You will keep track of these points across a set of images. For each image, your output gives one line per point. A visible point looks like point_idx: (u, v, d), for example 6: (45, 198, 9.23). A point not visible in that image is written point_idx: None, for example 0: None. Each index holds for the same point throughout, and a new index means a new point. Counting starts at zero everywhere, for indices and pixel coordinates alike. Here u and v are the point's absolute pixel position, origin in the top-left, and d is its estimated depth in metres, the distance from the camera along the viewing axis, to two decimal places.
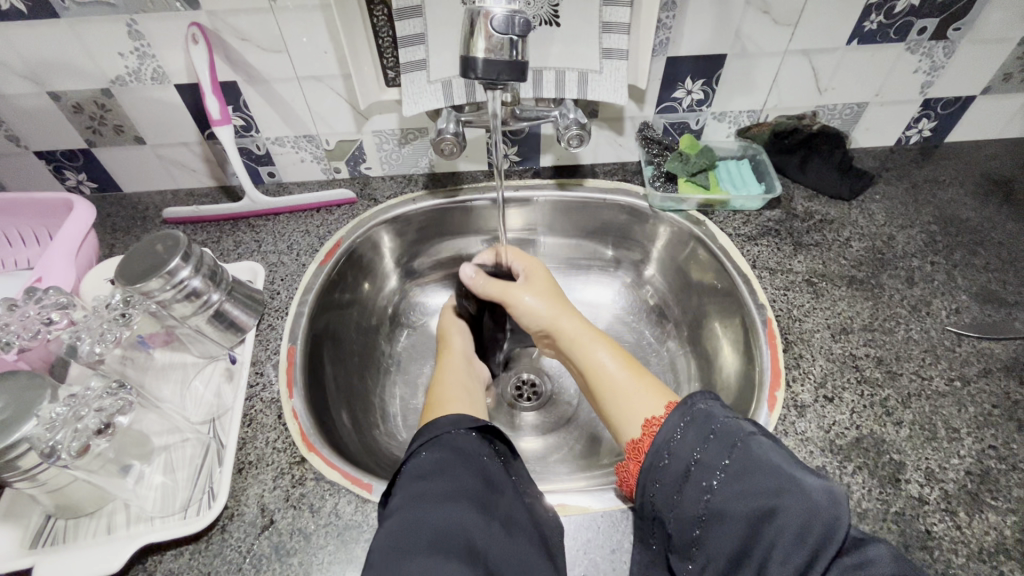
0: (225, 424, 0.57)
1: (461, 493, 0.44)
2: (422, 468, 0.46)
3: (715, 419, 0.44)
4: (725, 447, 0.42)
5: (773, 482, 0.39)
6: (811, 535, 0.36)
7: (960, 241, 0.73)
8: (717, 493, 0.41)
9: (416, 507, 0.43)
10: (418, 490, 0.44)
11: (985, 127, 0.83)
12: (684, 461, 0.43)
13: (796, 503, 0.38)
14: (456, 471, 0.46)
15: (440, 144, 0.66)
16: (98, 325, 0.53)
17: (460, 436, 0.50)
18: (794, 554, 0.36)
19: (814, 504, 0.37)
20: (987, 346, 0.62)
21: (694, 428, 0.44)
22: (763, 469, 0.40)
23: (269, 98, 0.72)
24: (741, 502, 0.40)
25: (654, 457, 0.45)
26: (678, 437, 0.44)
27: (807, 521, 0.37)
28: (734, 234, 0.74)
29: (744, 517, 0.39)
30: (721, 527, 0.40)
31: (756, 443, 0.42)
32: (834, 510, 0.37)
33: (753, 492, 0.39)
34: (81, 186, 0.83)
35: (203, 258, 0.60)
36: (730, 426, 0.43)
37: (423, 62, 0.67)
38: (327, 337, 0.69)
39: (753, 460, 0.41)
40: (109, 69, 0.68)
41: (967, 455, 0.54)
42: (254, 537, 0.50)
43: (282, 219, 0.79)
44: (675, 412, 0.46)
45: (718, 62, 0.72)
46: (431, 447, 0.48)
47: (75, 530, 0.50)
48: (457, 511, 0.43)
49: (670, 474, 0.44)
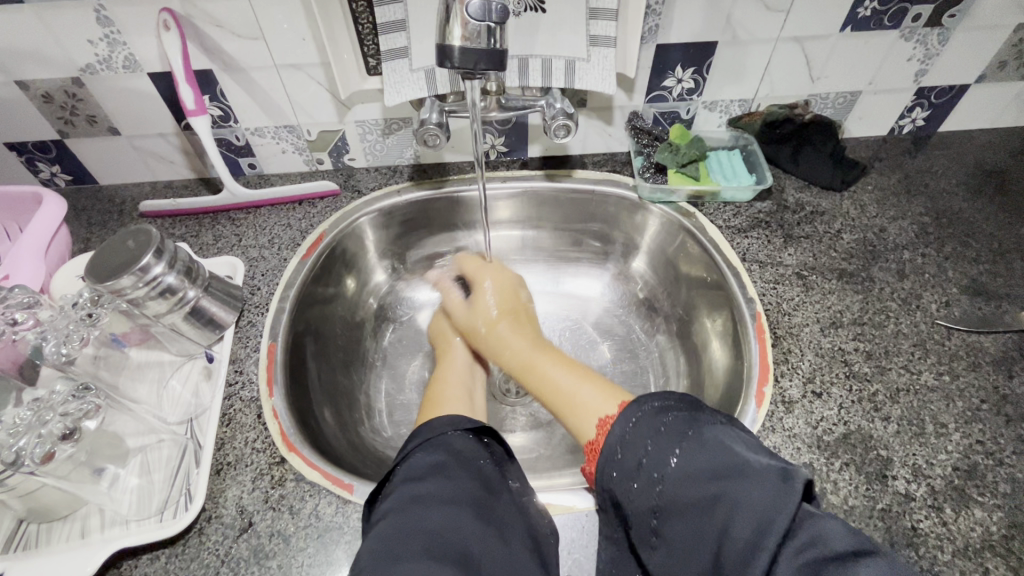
0: (203, 424, 0.56)
1: (459, 497, 0.43)
2: (418, 469, 0.45)
3: (667, 413, 0.42)
4: (676, 436, 0.40)
5: (720, 468, 0.37)
6: (750, 527, 0.34)
7: (952, 233, 0.72)
8: (670, 483, 0.39)
9: (411, 510, 0.41)
10: (413, 493, 0.42)
11: (979, 116, 0.82)
12: (638, 455, 0.41)
13: (744, 493, 0.36)
14: (451, 472, 0.45)
15: (423, 135, 0.64)
16: (66, 325, 0.52)
17: (458, 436, 0.48)
18: (739, 544, 0.34)
19: (761, 487, 0.36)
20: (976, 340, 0.61)
21: (642, 426, 0.42)
22: (713, 455, 0.38)
23: (246, 87, 0.70)
24: (692, 491, 0.38)
25: (611, 451, 0.43)
26: (630, 433, 0.42)
27: (750, 504, 0.35)
28: (724, 226, 0.73)
29: (695, 506, 0.37)
30: (675, 517, 0.38)
31: (709, 430, 0.40)
32: (783, 492, 0.35)
33: (704, 480, 0.38)
34: (56, 179, 0.80)
35: (177, 253, 0.58)
36: (681, 419, 0.41)
37: (405, 49, 0.65)
38: (310, 333, 0.68)
39: (705, 446, 0.39)
40: (78, 57, 0.65)
41: (954, 450, 0.53)
42: (232, 540, 0.49)
43: (263, 212, 0.77)
44: (628, 409, 0.44)
45: (709, 50, 0.70)
46: (428, 447, 0.47)
47: (47, 534, 0.49)
48: (456, 515, 0.41)
49: (626, 467, 0.42)
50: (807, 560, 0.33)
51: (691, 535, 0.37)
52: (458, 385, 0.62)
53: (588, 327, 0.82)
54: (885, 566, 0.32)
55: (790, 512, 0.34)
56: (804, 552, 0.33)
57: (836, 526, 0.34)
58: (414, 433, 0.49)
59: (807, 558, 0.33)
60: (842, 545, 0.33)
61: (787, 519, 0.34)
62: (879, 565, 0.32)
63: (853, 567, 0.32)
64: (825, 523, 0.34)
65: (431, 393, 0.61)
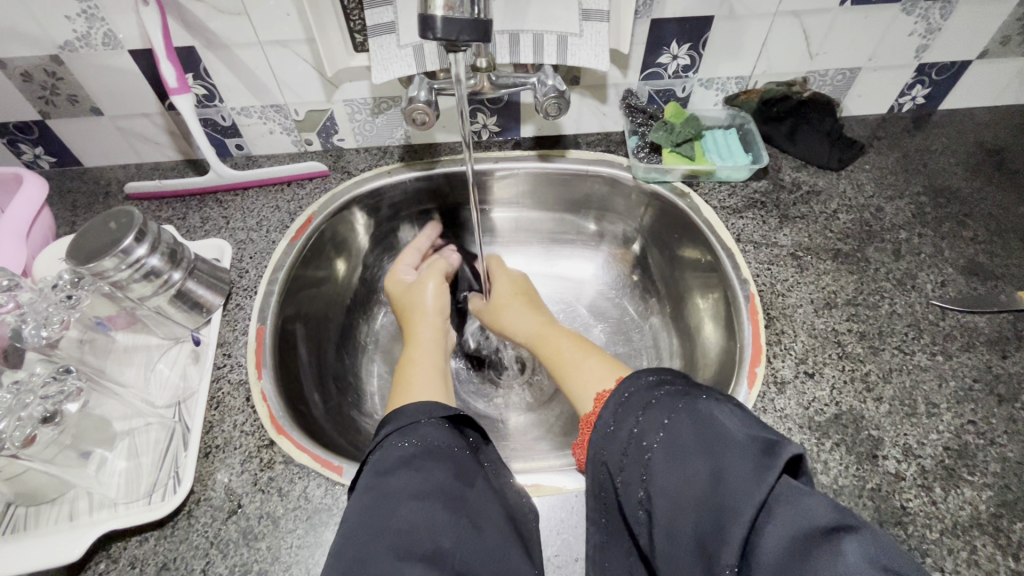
0: (191, 407, 0.56)
1: (431, 491, 0.42)
2: (386, 463, 0.44)
3: (663, 387, 0.42)
4: (667, 408, 0.40)
5: (706, 439, 0.36)
6: (730, 494, 0.33)
7: (950, 212, 0.71)
8: (657, 454, 0.38)
9: (370, 502, 0.40)
10: (383, 488, 0.41)
11: (980, 94, 0.80)
12: (630, 427, 0.41)
13: (726, 461, 0.35)
14: (421, 464, 0.44)
15: (411, 113, 0.63)
16: (44, 307, 0.51)
17: (431, 425, 0.47)
18: (719, 514, 0.33)
19: (745, 457, 0.34)
20: (971, 320, 0.61)
21: (637, 397, 0.42)
22: (700, 426, 0.38)
23: (230, 65, 0.68)
24: (675, 462, 0.37)
25: (604, 426, 0.42)
26: (624, 406, 0.42)
27: (733, 476, 0.34)
28: (719, 206, 0.72)
29: (679, 474, 0.36)
30: (659, 492, 0.37)
31: (700, 405, 0.39)
32: (765, 460, 0.34)
33: (689, 450, 0.37)
34: (40, 160, 0.79)
35: (161, 235, 0.57)
36: (673, 394, 0.41)
37: (392, 24, 0.63)
38: (300, 317, 0.67)
39: (692, 419, 0.38)
40: (55, 33, 0.63)
41: (945, 430, 0.53)
42: (220, 522, 0.49)
43: (251, 194, 0.75)
44: (623, 383, 0.43)
45: (706, 24, 0.68)
46: (400, 436, 0.46)
47: (35, 517, 0.49)
48: (426, 509, 0.40)
49: (616, 441, 0.41)
50: (789, 538, 0.31)
51: (672, 506, 0.36)
52: (427, 368, 0.60)
53: (582, 310, 0.81)
54: (867, 541, 0.30)
55: (771, 482, 0.33)
56: (780, 531, 0.32)
57: (818, 501, 0.32)
58: (382, 421, 0.48)
59: (791, 537, 0.31)
60: (821, 521, 0.31)
61: (767, 491, 0.32)
62: (860, 541, 0.30)
63: (837, 545, 0.30)
64: (807, 499, 0.33)
65: (399, 377, 0.59)
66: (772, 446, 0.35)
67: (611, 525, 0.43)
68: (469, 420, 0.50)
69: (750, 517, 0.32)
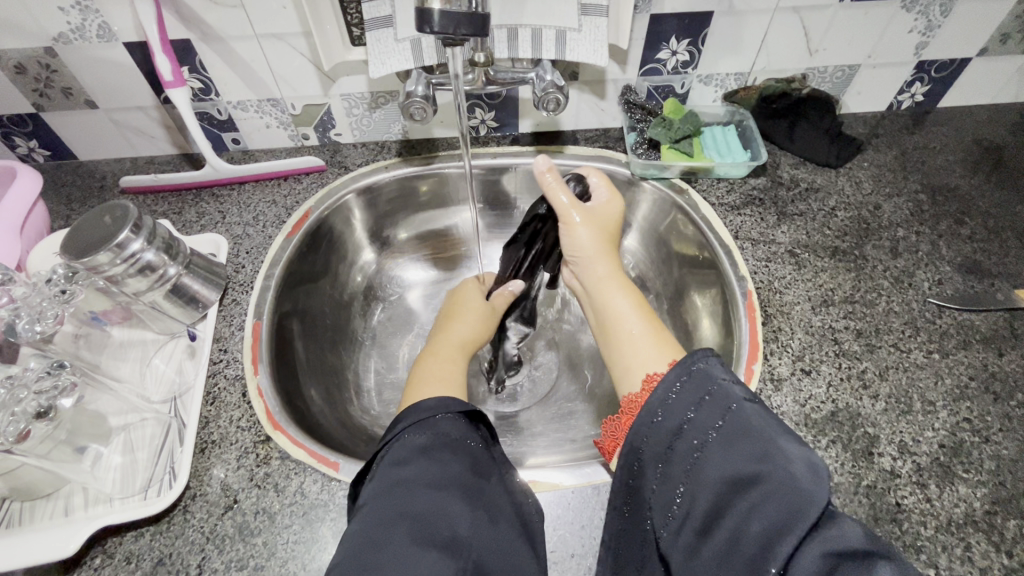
0: (186, 403, 0.56)
1: (448, 481, 0.42)
2: (403, 452, 0.44)
3: (714, 382, 0.41)
4: (718, 410, 0.39)
5: (758, 449, 0.36)
6: (781, 507, 0.33)
7: (947, 210, 0.71)
8: (705, 455, 0.38)
9: (399, 493, 0.40)
10: (397, 481, 0.41)
11: (979, 91, 0.80)
12: (679, 420, 0.40)
13: (782, 473, 0.35)
14: (438, 458, 0.43)
15: (409, 108, 0.62)
16: (39, 302, 0.51)
17: (448, 420, 0.46)
18: (767, 524, 0.33)
19: (799, 476, 0.34)
20: (967, 318, 0.61)
21: (690, 389, 0.41)
22: (752, 434, 0.37)
23: (226, 58, 0.67)
24: (727, 464, 0.37)
25: (649, 416, 0.41)
26: (674, 397, 0.41)
27: (788, 488, 0.34)
28: (717, 203, 0.72)
29: (729, 476, 0.36)
30: (701, 490, 0.37)
31: (752, 408, 0.39)
32: (818, 482, 0.34)
33: (740, 458, 0.36)
34: (34, 154, 0.78)
35: (156, 230, 0.57)
36: (728, 391, 0.40)
37: (389, 18, 0.63)
38: (296, 313, 0.67)
39: (745, 423, 0.38)
40: (49, 25, 0.63)
41: (941, 428, 0.53)
42: (216, 517, 0.48)
43: (248, 188, 0.75)
44: (674, 370, 0.42)
45: (705, 20, 0.68)
46: (414, 430, 0.45)
47: (30, 513, 0.49)
48: (445, 498, 0.40)
49: (660, 432, 0.40)
50: (823, 558, 0.32)
51: (712, 507, 0.36)
52: (442, 364, 0.60)
53: None
54: (900, 568, 0.31)
55: (824, 505, 0.33)
56: (819, 546, 0.32)
57: (854, 528, 0.33)
58: (400, 415, 0.48)
59: (821, 556, 0.32)
60: (856, 545, 0.32)
61: (821, 511, 0.33)
62: (894, 567, 0.31)
63: (872, 564, 0.31)
64: (845, 524, 0.33)
65: (418, 370, 0.59)
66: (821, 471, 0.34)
67: (634, 512, 0.43)
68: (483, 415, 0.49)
69: (797, 536, 0.32)
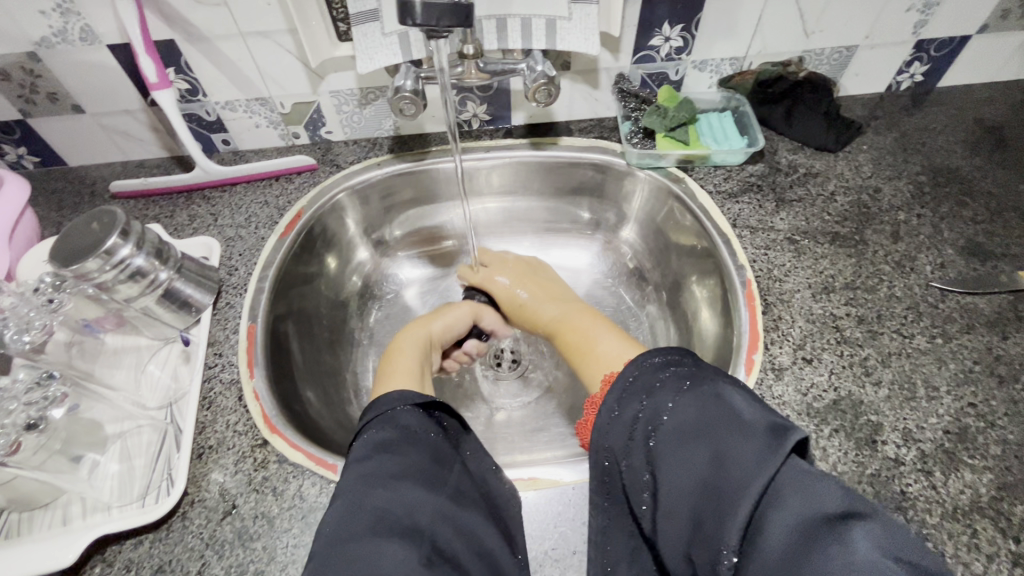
0: (183, 408, 0.55)
1: (409, 472, 0.42)
2: (368, 446, 0.43)
3: (668, 368, 0.42)
4: (672, 390, 0.40)
5: (709, 422, 0.37)
6: (731, 476, 0.34)
7: (949, 192, 0.70)
8: (659, 435, 0.39)
9: (362, 485, 0.40)
10: (362, 471, 0.41)
11: (980, 70, 0.79)
12: (634, 410, 0.41)
13: (731, 444, 0.35)
14: (397, 449, 0.43)
15: (397, 103, 0.61)
16: (27, 311, 0.51)
17: (406, 412, 0.46)
18: (723, 496, 0.33)
19: (750, 439, 0.35)
20: (970, 302, 0.60)
21: (640, 380, 0.42)
22: (704, 406, 0.38)
23: (212, 58, 0.66)
24: (681, 442, 0.37)
25: (607, 412, 0.42)
26: (629, 389, 0.42)
27: (737, 457, 0.34)
28: (714, 191, 0.71)
29: (684, 454, 0.36)
30: (661, 472, 0.37)
31: (708, 384, 0.39)
32: (771, 444, 0.34)
33: (690, 434, 0.37)
34: (23, 160, 0.78)
35: (146, 234, 0.56)
36: (679, 374, 0.41)
37: (376, 12, 0.62)
38: (292, 314, 0.66)
39: (697, 399, 0.38)
40: (31, 29, 0.62)
41: (945, 413, 0.52)
42: (215, 523, 0.48)
43: (239, 189, 0.74)
44: (629, 366, 0.43)
45: (698, 5, 0.66)
46: (376, 424, 0.45)
47: (29, 522, 0.49)
48: (403, 490, 0.41)
49: (620, 424, 0.41)
50: (796, 524, 0.31)
51: (674, 488, 0.36)
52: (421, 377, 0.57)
53: None
54: (878, 528, 0.30)
55: (773, 468, 0.33)
56: (798, 509, 0.31)
57: (832, 487, 0.32)
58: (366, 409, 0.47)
59: (799, 516, 0.31)
60: (831, 509, 0.31)
61: (772, 474, 0.33)
62: (872, 530, 0.30)
63: (850, 528, 0.30)
64: (820, 484, 0.32)
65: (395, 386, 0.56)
66: (783, 426, 0.35)
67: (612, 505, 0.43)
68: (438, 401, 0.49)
69: (752, 497, 0.32)
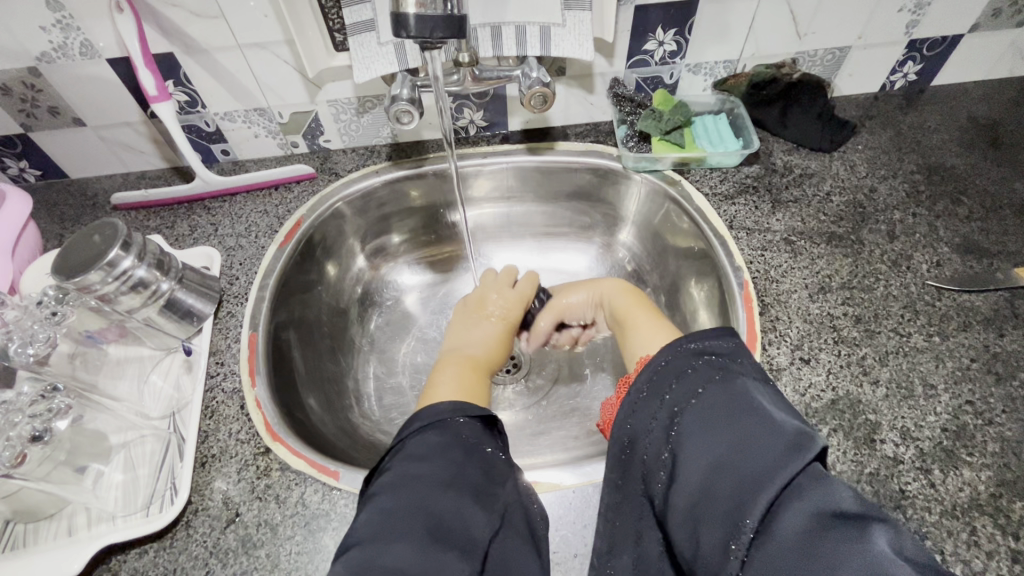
0: (185, 417, 0.56)
1: (460, 482, 0.41)
2: (421, 448, 0.43)
3: (702, 356, 0.42)
4: (704, 378, 0.40)
5: (739, 415, 0.37)
6: (753, 469, 0.34)
7: (944, 190, 0.70)
8: (686, 419, 0.39)
9: (409, 489, 0.40)
10: (409, 475, 0.41)
11: (974, 68, 0.79)
12: (663, 393, 0.41)
13: (759, 437, 0.35)
14: (453, 457, 0.43)
15: (394, 111, 0.62)
16: (30, 325, 0.52)
17: (466, 424, 0.46)
18: (742, 485, 0.34)
19: (779, 435, 0.35)
20: (966, 300, 0.60)
21: (674, 365, 0.42)
22: (735, 398, 0.38)
23: (210, 70, 0.67)
24: (708, 429, 0.38)
25: (636, 393, 0.42)
26: (661, 372, 0.42)
27: (763, 450, 0.35)
28: (710, 193, 0.71)
29: (709, 441, 0.37)
30: (683, 455, 0.38)
31: (740, 379, 0.40)
32: (799, 441, 0.34)
33: (718, 421, 0.37)
34: (25, 174, 0.78)
35: (147, 246, 0.57)
36: (712, 364, 0.41)
37: (371, 22, 0.63)
38: (293, 322, 0.67)
39: (728, 390, 0.39)
40: (32, 45, 0.62)
41: (943, 412, 0.53)
42: (219, 531, 0.49)
43: (239, 199, 0.75)
44: (663, 349, 0.43)
45: (690, 9, 0.67)
46: (432, 430, 0.45)
47: (35, 533, 0.49)
48: (454, 498, 0.40)
49: (648, 407, 0.41)
50: (809, 521, 0.31)
51: (691, 472, 0.37)
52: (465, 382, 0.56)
53: None
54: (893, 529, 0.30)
55: (801, 464, 0.33)
56: (806, 506, 0.32)
57: (848, 489, 0.32)
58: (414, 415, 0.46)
59: (809, 515, 0.31)
60: (847, 507, 0.31)
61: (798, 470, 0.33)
62: (887, 529, 0.30)
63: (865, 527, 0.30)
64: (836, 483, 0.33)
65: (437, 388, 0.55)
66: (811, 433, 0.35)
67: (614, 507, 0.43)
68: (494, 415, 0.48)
69: (772, 491, 0.33)
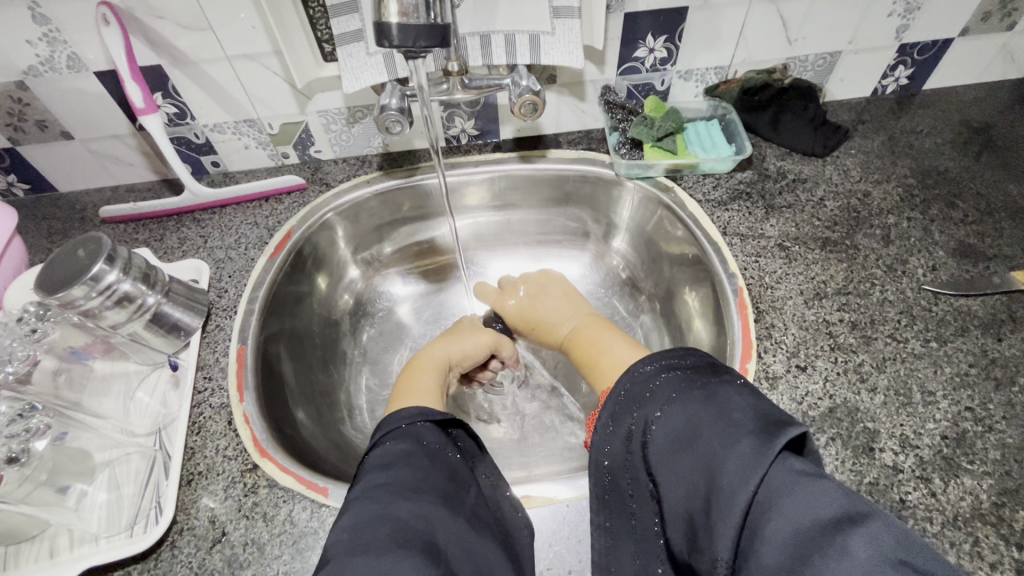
0: (172, 433, 0.55)
1: (425, 487, 0.41)
2: (383, 456, 0.43)
3: (660, 375, 0.41)
4: (663, 398, 0.40)
5: (701, 429, 0.37)
6: (722, 483, 0.34)
7: (939, 194, 0.70)
8: (654, 446, 0.39)
9: (378, 496, 0.39)
10: (379, 484, 0.40)
11: (965, 72, 0.79)
12: (629, 422, 0.41)
13: (721, 449, 0.35)
14: (417, 464, 0.42)
15: (383, 121, 0.61)
16: (11, 342, 0.51)
17: (425, 427, 0.46)
18: (716, 502, 0.33)
19: (740, 441, 0.34)
20: (964, 304, 0.60)
21: (632, 391, 0.42)
22: (696, 412, 0.38)
23: (199, 81, 0.67)
24: (676, 452, 0.37)
25: (602, 425, 0.42)
26: (620, 399, 0.42)
27: (728, 462, 0.34)
28: (703, 200, 0.71)
29: (678, 464, 0.37)
30: (661, 485, 0.38)
31: (700, 390, 0.39)
32: (762, 442, 0.34)
33: (681, 443, 0.37)
34: (13, 188, 0.78)
35: (133, 260, 0.56)
36: (670, 382, 0.41)
37: (359, 32, 0.62)
38: (283, 335, 0.66)
39: (687, 406, 0.38)
40: (18, 58, 0.62)
41: (943, 418, 0.52)
42: (204, 551, 0.47)
43: (228, 211, 0.74)
44: (621, 377, 0.43)
45: (680, 16, 0.67)
46: (395, 437, 0.44)
47: (15, 556, 0.48)
48: (422, 505, 0.40)
49: (617, 436, 0.41)
50: (796, 531, 0.31)
51: (673, 499, 0.37)
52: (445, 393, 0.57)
53: None
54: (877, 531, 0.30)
55: (764, 468, 0.33)
56: (789, 517, 0.31)
57: (829, 488, 0.32)
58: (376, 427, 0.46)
59: (797, 525, 0.31)
60: (829, 513, 0.31)
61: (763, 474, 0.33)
62: (871, 533, 0.29)
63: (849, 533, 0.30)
64: (815, 486, 0.32)
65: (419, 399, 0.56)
66: (781, 423, 0.35)
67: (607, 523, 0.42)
68: (454, 419, 0.48)
69: (744, 500, 0.32)
